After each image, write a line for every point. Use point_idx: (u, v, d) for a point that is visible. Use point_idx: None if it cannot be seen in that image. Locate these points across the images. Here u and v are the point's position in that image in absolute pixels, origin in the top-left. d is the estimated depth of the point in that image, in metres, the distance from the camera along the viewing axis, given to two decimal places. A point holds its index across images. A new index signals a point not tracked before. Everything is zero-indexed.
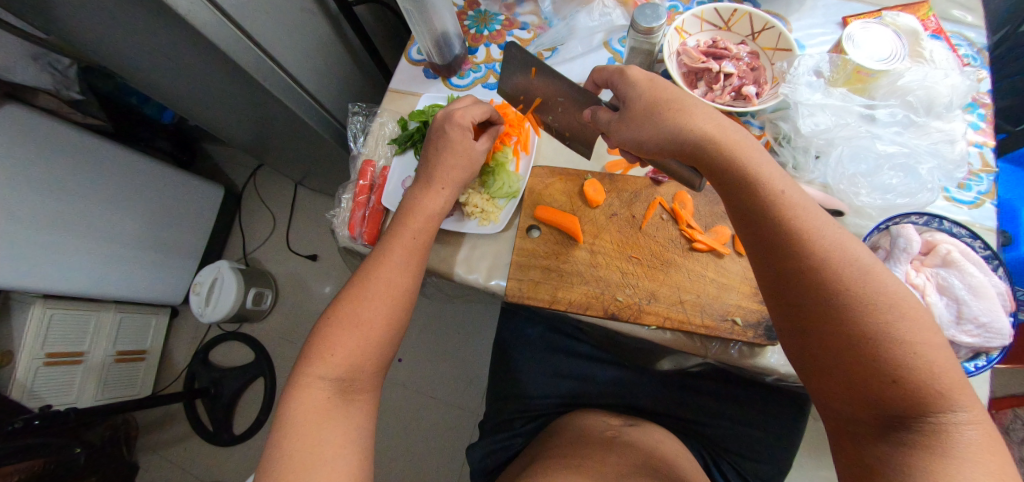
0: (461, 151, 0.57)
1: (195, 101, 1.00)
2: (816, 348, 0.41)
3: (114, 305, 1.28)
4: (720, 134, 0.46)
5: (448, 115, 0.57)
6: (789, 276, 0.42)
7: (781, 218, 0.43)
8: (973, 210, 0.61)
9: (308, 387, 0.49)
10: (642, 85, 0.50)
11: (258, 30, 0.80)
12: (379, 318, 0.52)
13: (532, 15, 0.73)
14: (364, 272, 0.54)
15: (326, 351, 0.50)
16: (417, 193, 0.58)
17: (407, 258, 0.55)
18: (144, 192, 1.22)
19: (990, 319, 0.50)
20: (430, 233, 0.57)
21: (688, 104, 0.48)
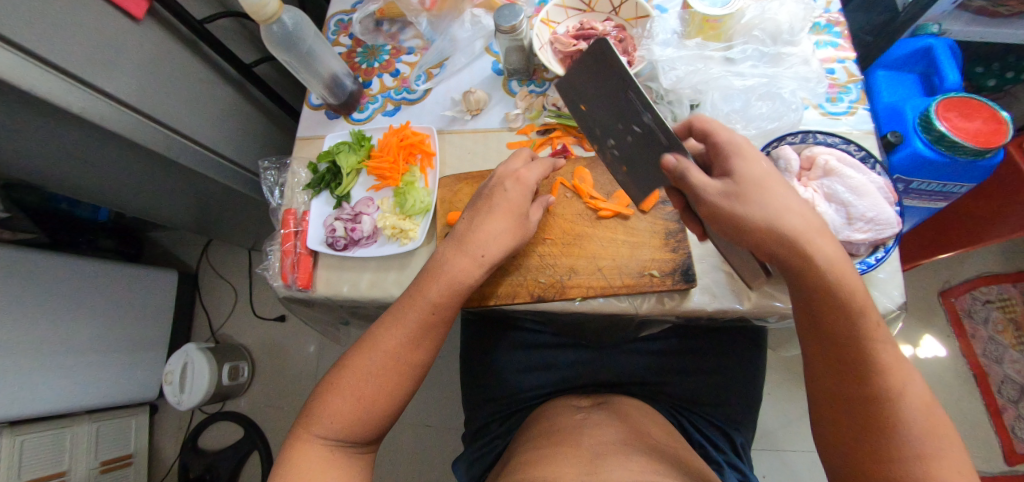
0: (505, 214, 0.55)
1: (118, 193, 1.00)
2: (836, 400, 0.46)
3: (88, 416, 1.24)
4: (805, 223, 0.45)
5: (511, 172, 0.57)
6: (838, 352, 0.45)
7: (832, 294, 0.44)
8: (849, 119, 0.65)
9: (304, 447, 0.49)
10: (748, 168, 0.47)
11: (161, 111, 0.81)
12: (382, 390, 0.51)
13: (415, 38, 0.77)
14: (378, 337, 0.53)
15: (325, 414, 0.50)
16: (450, 253, 0.55)
17: (420, 331, 0.53)
18: (94, 295, 1.20)
19: (876, 214, 0.54)
20: (452, 305, 0.54)
21: (780, 188, 0.46)
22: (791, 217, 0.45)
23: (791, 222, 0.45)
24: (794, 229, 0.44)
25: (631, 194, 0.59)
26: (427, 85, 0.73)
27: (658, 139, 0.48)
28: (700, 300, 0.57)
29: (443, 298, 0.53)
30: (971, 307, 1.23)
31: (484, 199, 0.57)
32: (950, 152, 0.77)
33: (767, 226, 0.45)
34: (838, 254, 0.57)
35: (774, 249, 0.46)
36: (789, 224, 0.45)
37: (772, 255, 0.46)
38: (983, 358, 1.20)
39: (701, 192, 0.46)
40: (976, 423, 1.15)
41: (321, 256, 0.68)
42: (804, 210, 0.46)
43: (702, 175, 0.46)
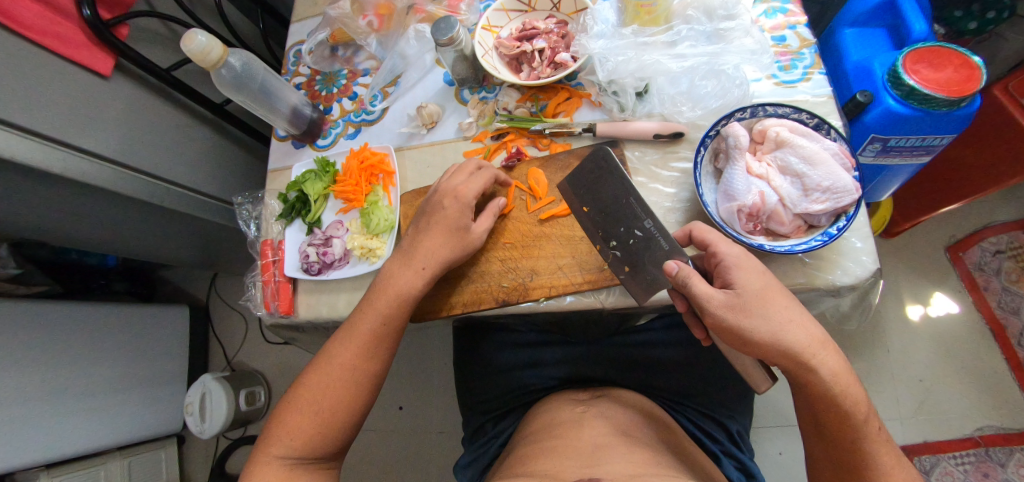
0: (444, 227, 0.57)
1: (115, 240, 1.04)
2: (825, 447, 0.50)
3: (119, 452, 1.30)
4: (806, 336, 0.46)
5: (450, 187, 0.58)
6: (824, 419, 0.48)
7: (836, 401, 0.46)
8: (805, 85, 0.64)
9: (266, 467, 0.52)
10: (747, 280, 0.48)
11: (140, 159, 0.84)
12: (338, 403, 0.54)
13: (369, 59, 0.78)
14: (329, 355, 0.56)
15: (284, 433, 0.53)
16: (395, 269, 0.58)
17: (371, 344, 0.56)
18: (111, 339, 1.26)
19: (832, 182, 0.53)
20: (402, 314, 0.57)
21: (782, 302, 0.47)
22: (792, 333, 0.46)
23: (791, 338, 0.46)
24: (797, 343, 0.46)
25: None
26: (384, 104, 0.74)
27: (659, 249, 0.52)
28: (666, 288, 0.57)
29: (388, 310, 0.56)
30: (981, 259, 1.19)
31: (425, 218, 0.59)
32: (923, 106, 0.75)
33: (769, 340, 0.46)
34: (799, 227, 0.56)
35: (776, 357, 0.47)
36: (786, 333, 0.46)
37: (778, 364, 0.48)
38: (998, 310, 1.16)
39: (703, 304, 0.48)
40: (996, 378, 1.12)
41: (299, 282, 0.70)
42: (804, 322, 0.47)
43: (705, 286, 0.48)
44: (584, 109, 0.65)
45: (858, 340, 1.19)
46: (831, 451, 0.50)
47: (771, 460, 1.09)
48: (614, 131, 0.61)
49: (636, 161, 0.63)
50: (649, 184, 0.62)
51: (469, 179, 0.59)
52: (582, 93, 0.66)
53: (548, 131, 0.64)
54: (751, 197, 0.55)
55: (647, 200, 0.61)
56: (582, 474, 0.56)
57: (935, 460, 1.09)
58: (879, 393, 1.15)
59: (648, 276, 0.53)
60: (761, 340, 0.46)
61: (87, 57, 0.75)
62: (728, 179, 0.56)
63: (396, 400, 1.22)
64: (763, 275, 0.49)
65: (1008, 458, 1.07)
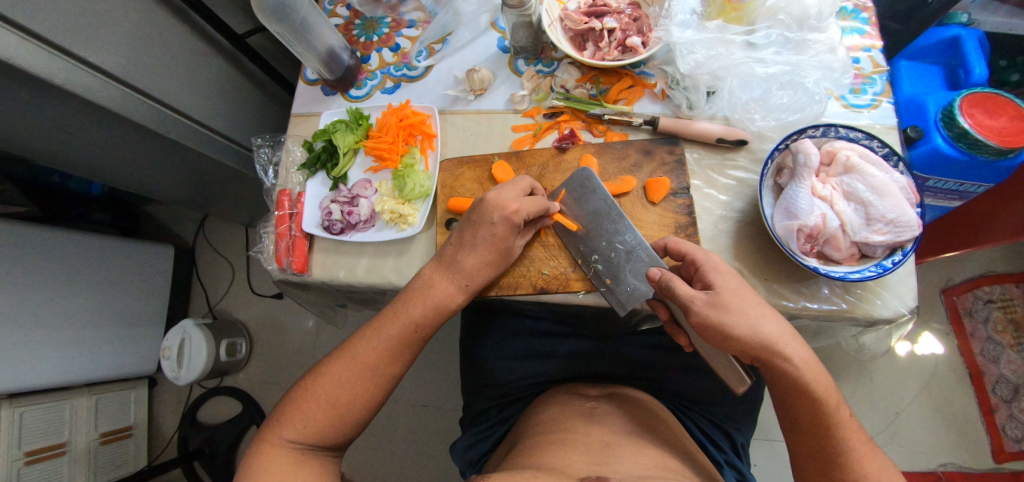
0: (494, 246, 0.53)
1: (110, 167, 0.96)
2: (803, 448, 0.48)
3: (87, 389, 1.24)
4: (779, 328, 0.45)
5: (500, 204, 0.52)
6: (797, 413, 0.47)
7: (806, 390, 0.45)
8: (872, 112, 0.62)
9: (274, 451, 0.49)
10: (717, 279, 0.47)
11: (149, 83, 0.77)
12: (359, 399, 0.51)
13: (417, 11, 0.72)
14: (356, 348, 0.53)
15: (297, 418, 0.50)
16: (435, 277, 0.54)
17: (401, 347, 0.53)
18: (89, 270, 1.18)
19: (896, 215, 0.51)
20: (433, 324, 0.55)
21: (755, 297, 0.47)
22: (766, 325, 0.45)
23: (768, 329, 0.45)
24: (771, 339, 0.45)
25: (637, 183, 0.57)
26: (429, 62, 0.69)
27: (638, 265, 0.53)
28: None
29: (422, 317, 0.53)
30: (973, 305, 1.22)
31: (469, 227, 0.53)
32: (969, 151, 0.73)
33: (748, 335, 0.44)
34: (853, 255, 0.54)
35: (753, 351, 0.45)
36: (763, 329, 0.45)
37: (755, 358, 0.46)
38: (980, 356, 1.19)
39: (686, 305, 0.46)
40: (967, 420, 1.16)
41: (317, 239, 0.65)
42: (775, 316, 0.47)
43: (686, 288, 0.47)
44: (647, 101, 0.61)
45: (846, 367, 1.21)
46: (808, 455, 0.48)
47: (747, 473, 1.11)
48: (677, 127, 0.58)
49: (694, 162, 0.60)
50: (704, 188, 0.60)
51: (522, 197, 0.53)
52: (647, 83, 0.62)
53: (607, 117, 0.60)
54: (813, 218, 0.53)
55: (700, 205, 0.59)
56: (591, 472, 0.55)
57: None
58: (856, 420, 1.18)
59: (627, 289, 0.53)
60: (744, 338, 0.44)
61: None
62: (790, 195, 0.54)
63: None
64: (731, 276, 0.48)
65: None
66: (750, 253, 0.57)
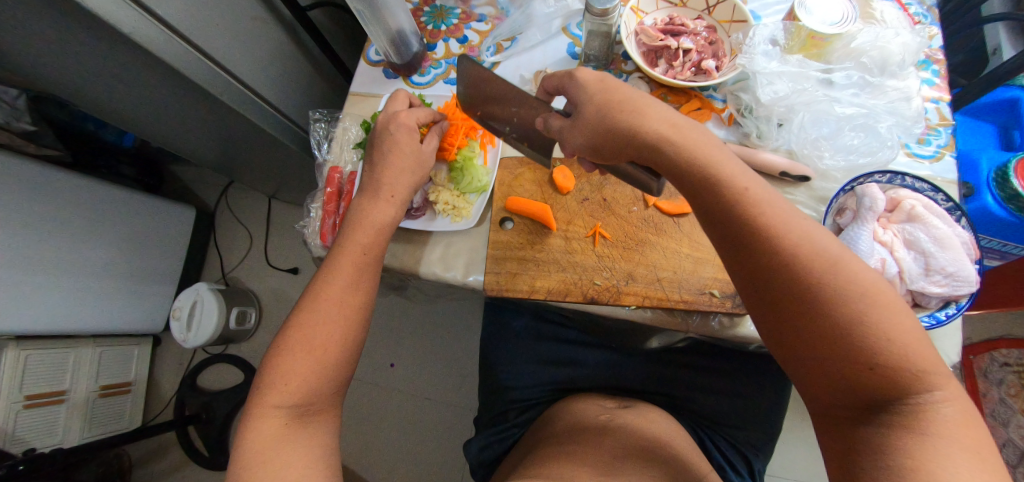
0: (408, 152, 0.57)
1: (153, 122, 0.96)
2: (801, 348, 0.39)
3: (94, 340, 1.24)
4: (668, 121, 0.45)
5: (392, 117, 0.57)
6: (790, 288, 0.39)
7: (797, 252, 0.39)
8: (934, 164, 0.62)
9: (265, 419, 0.46)
10: (591, 85, 0.48)
11: (210, 44, 0.77)
12: (332, 339, 0.50)
13: (488, 6, 0.72)
14: (317, 287, 0.52)
15: (277, 380, 0.47)
16: (366, 202, 0.56)
17: (357, 274, 0.53)
18: (112, 221, 1.18)
19: (956, 269, 0.51)
20: (382, 245, 0.55)
21: (635, 94, 0.47)
22: (684, 142, 0.44)
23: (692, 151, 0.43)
24: (752, 189, 0.42)
25: None
26: (495, 59, 0.70)
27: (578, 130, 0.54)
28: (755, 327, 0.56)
29: (367, 239, 0.54)
30: (988, 366, 1.22)
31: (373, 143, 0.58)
32: (1021, 214, 0.73)
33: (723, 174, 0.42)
34: (906, 303, 0.55)
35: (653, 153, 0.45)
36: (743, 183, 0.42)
37: (739, 209, 0.42)
38: (989, 418, 1.18)
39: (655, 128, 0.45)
40: None
41: None
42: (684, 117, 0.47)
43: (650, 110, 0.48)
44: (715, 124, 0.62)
45: None
46: (819, 368, 0.38)
47: None
48: (742, 155, 0.58)
49: None
50: None
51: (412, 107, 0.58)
52: (715, 107, 0.62)
53: None
54: (872, 262, 0.53)
55: None
56: None
57: None
58: None
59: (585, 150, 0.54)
60: (633, 118, 0.45)
61: None
62: (851, 237, 0.54)
63: (390, 357, 1.22)
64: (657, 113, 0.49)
65: None
66: None
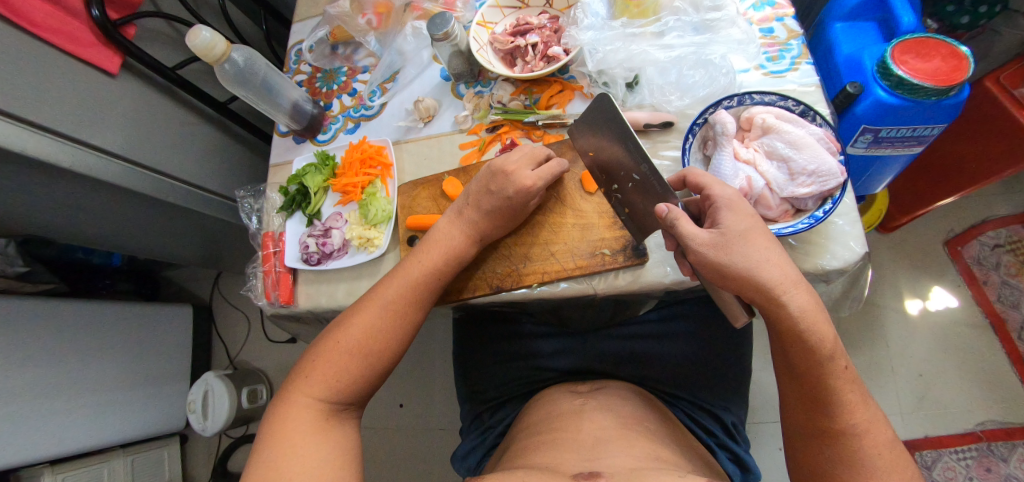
0: (507, 213, 0.59)
1: (126, 240, 1.06)
2: (796, 392, 0.49)
3: (122, 451, 1.31)
4: (781, 274, 0.46)
5: (507, 176, 0.58)
6: (796, 357, 0.47)
7: (799, 336, 0.46)
8: (794, 76, 0.65)
9: (301, 406, 0.51)
10: (741, 218, 0.49)
11: (147, 156, 0.86)
12: (378, 347, 0.55)
13: (369, 57, 0.81)
14: (375, 300, 0.57)
15: (323, 375, 0.53)
16: (451, 228, 0.61)
17: (416, 295, 0.58)
18: (116, 336, 1.27)
19: (817, 166, 0.54)
20: (451, 272, 0.60)
21: (773, 241, 0.48)
22: (795, 292, 0.46)
23: (794, 302, 0.45)
24: (770, 281, 0.46)
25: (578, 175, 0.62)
26: (382, 100, 0.77)
27: (653, 186, 0.51)
28: (659, 274, 0.59)
29: (441, 264, 0.59)
30: (980, 253, 1.19)
31: (481, 196, 0.59)
32: (911, 96, 0.75)
33: (746, 276, 0.46)
34: (787, 211, 0.57)
35: (747, 290, 0.47)
36: (773, 282, 0.46)
37: (752, 299, 0.47)
38: (998, 304, 1.16)
39: (689, 244, 0.48)
40: (994, 371, 1.12)
41: (299, 272, 0.71)
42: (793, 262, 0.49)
43: (691, 226, 0.48)
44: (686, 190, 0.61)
45: (856, 335, 1.19)
46: (803, 410, 0.49)
47: (771, 455, 1.10)
48: None
49: None
50: None
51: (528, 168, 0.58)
52: (575, 86, 0.69)
53: (540, 123, 0.66)
54: (738, 182, 0.57)
55: None
56: (581, 468, 0.56)
57: (934, 455, 1.10)
58: (875, 388, 1.16)
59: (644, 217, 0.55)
60: (751, 263, 0.46)
61: (95, 55, 0.77)
62: (715, 164, 0.59)
63: (397, 398, 1.30)
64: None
65: (1009, 452, 1.07)
66: None
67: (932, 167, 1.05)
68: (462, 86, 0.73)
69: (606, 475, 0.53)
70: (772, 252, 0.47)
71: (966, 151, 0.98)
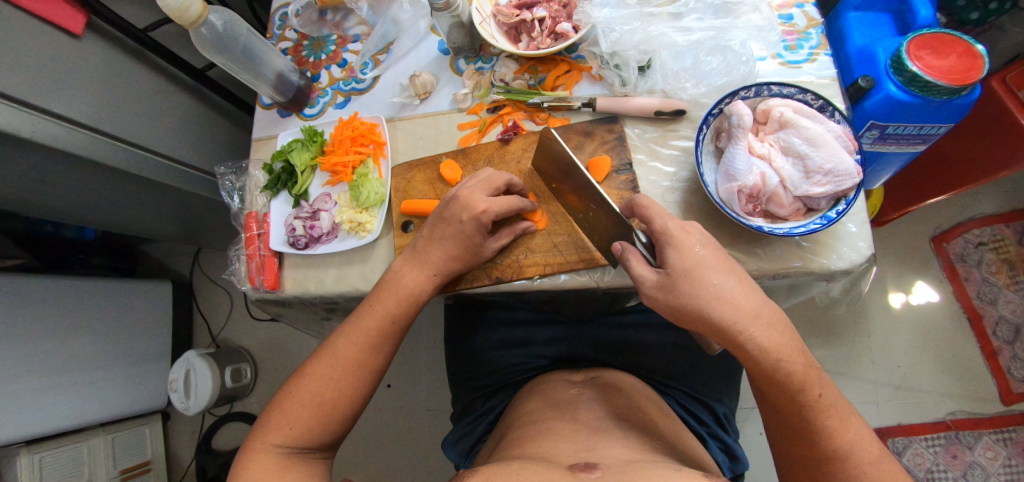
0: (467, 244, 0.56)
1: (99, 215, 1.00)
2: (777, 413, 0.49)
3: (102, 428, 1.28)
4: (734, 313, 0.46)
5: (470, 205, 0.55)
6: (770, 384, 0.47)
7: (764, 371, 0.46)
8: (811, 67, 0.63)
9: (261, 455, 0.51)
10: (687, 253, 0.48)
11: (118, 127, 0.80)
12: (339, 394, 0.53)
13: (361, 25, 0.75)
14: (333, 347, 0.55)
15: (282, 421, 0.52)
16: (405, 268, 0.58)
17: (376, 340, 0.56)
18: (92, 313, 1.22)
19: (833, 165, 0.52)
20: (408, 315, 0.57)
21: (727, 273, 0.47)
22: (754, 330, 0.46)
23: (753, 342, 0.46)
24: (721, 320, 0.46)
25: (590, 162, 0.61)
26: (375, 73, 0.72)
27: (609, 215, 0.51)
28: None
29: (396, 309, 0.56)
30: (964, 251, 1.21)
31: (439, 225, 0.57)
32: (923, 94, 0.72)
33: (697, 318, 0.47)
34: (799, 210, 0.55)
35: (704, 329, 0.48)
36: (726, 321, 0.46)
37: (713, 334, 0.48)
38: (977, 300, 1.18)
39: (639, 286, 0.50)
40: (970, 364, 1.15)
41: (285, 256, 0.67)
42: (755, 286, 0.48)
43: (640, 268, 0.50)
44: (675, 202, 0.61)
45: (841, 325, 1.21)
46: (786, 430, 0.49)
47: (753, 441, 1.12)
48: (615, 106, 0.62)
49: (636, 137, 0.64)
50: (648, 162, 0.63)
51: (494, 199, 0.56)
52: (583, 66, 0.66)
53: (547, 104, 0.64)
54: (752, 178, 0.54)
55: (646, 179, 0.62)
56: (578, 459, 0.53)
57: (907, 442, 1.13)
58: (857, 377, 1.18)
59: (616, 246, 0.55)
60: (703, 304, 0.46)
61: (55, 13, 0.69)
62: (729, 157, 0.56)
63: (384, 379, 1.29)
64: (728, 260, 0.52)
65: (977, 441, 1.11)
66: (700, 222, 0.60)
67: (923, 165, 1.04)
68: (461, 61, 0.69)
69: (603, 466, 0.50)
70: (723, 291, 0.46)
71: (961, 155, 0.97)
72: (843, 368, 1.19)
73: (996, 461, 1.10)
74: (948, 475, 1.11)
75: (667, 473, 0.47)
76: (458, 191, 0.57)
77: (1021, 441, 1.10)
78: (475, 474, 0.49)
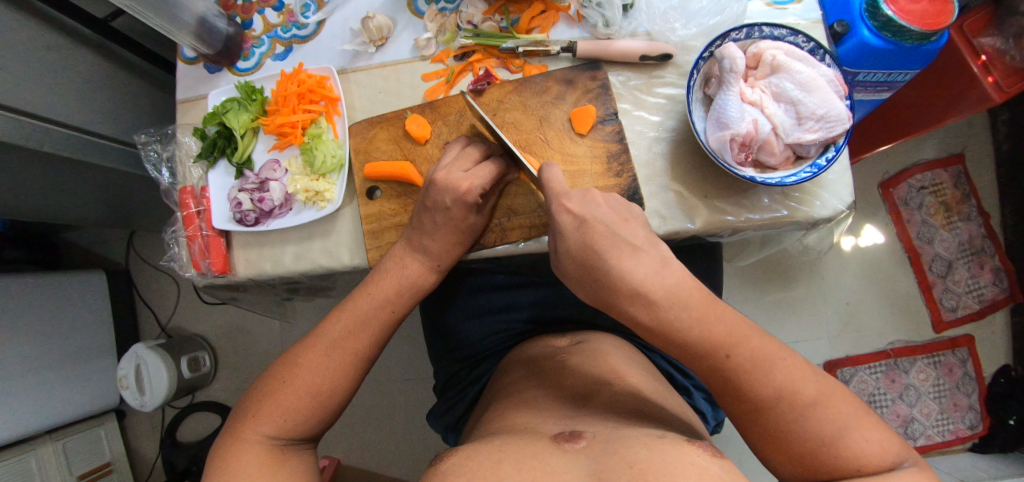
0: (456, 222, 0.52)
1: (10, 201, 0.86)
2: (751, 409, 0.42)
3: (48, 436, 1.17)
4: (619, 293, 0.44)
5: (450, 184, 0.50)
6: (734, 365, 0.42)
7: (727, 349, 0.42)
8: (797, 7, 0.60)
9: (249, 448, 0.44)
10: (570, 234, 0.47)
11: (10, 93, 0.66)
12: (332, 383, 0.49)
13: None
14: (327, 335, 0.51)
15: (273, 410, 0.46)
16: (407, 258, 0.53)
17: (374, 328, 0.52)
18: (21, 314, 1.08)
19: (826, 110, 0.49)
20: (407, 305, 0.54)
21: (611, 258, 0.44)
22: (639, 310, 0.44)
23: (692, 322, 0.43)
24: (604, 300, 0.46)
25: (581, 114, 0.56)
26: (319, 16, 0.62)
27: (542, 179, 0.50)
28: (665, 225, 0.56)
29: (395, 295, 0.53)
30: (908, 195, 1.24)
31: (423, 214, 0.52)
32: (896, 39, 0.66)
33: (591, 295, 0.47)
34: (788, 159, 0.53)
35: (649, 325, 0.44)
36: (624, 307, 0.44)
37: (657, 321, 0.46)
38: (918, 240, 1.24)
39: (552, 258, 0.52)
40: (913, 298, 1.23)
41: (233, 234, 0.59)
42: (648, 262, 0.44)
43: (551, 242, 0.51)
44: (663, 155, 0.57)
45: (803, 271, 1.26)
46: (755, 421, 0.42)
47: None
48: (598, 50, 0.57)
49: (620, 86, 0.59)
50: (633, 111, 0.59)
51: (471, 171, 0.51)
52: (560, 6, 0.60)
53: (522, 50, 0.58)
54: (745, 125, 0.51)
55: (632, 129, 0.58)
56: (563, 427, 0.51)
57: (855, 374, 1.22)
58: (819, 318, 1.24)
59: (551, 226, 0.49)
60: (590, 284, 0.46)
61: None
62: (720, 105, 0.52)
63: None
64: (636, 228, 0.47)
65: (913, 367, 1.21)
66: (688, 174, 0.57)
67: (877, 116, 1.05)
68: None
69: (587, 437, 0.48)
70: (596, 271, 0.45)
71: (915, 104, 0.98)
72: (806, 311, 1.25)
73: (928, 383, 1.20)
74: (888, 398, 1.20)
75: (647, 441, 0.44)
76: (432, 170, 0.53)
77: (950, 364, 1.20)
78: (452, 457, 0.45)
